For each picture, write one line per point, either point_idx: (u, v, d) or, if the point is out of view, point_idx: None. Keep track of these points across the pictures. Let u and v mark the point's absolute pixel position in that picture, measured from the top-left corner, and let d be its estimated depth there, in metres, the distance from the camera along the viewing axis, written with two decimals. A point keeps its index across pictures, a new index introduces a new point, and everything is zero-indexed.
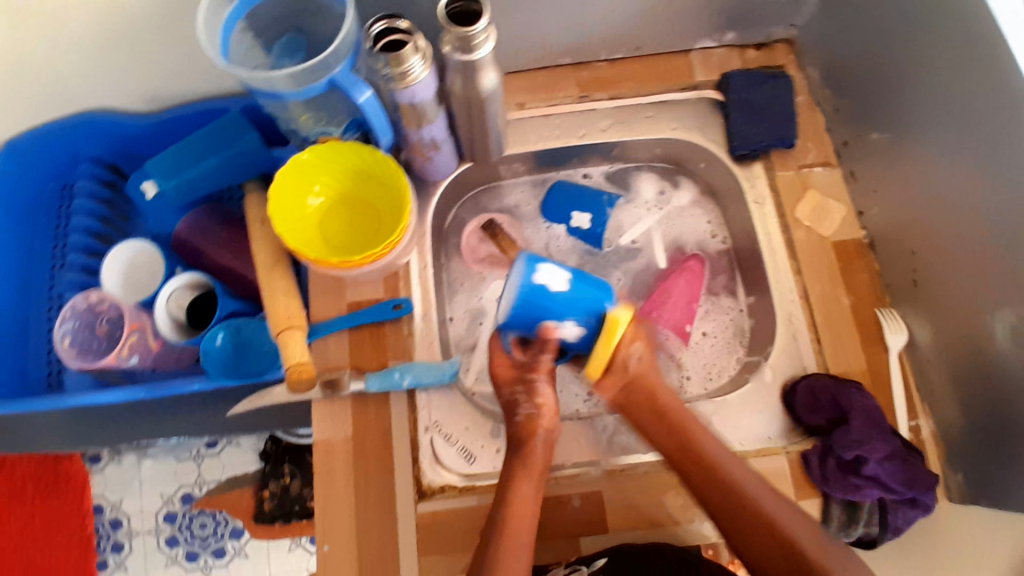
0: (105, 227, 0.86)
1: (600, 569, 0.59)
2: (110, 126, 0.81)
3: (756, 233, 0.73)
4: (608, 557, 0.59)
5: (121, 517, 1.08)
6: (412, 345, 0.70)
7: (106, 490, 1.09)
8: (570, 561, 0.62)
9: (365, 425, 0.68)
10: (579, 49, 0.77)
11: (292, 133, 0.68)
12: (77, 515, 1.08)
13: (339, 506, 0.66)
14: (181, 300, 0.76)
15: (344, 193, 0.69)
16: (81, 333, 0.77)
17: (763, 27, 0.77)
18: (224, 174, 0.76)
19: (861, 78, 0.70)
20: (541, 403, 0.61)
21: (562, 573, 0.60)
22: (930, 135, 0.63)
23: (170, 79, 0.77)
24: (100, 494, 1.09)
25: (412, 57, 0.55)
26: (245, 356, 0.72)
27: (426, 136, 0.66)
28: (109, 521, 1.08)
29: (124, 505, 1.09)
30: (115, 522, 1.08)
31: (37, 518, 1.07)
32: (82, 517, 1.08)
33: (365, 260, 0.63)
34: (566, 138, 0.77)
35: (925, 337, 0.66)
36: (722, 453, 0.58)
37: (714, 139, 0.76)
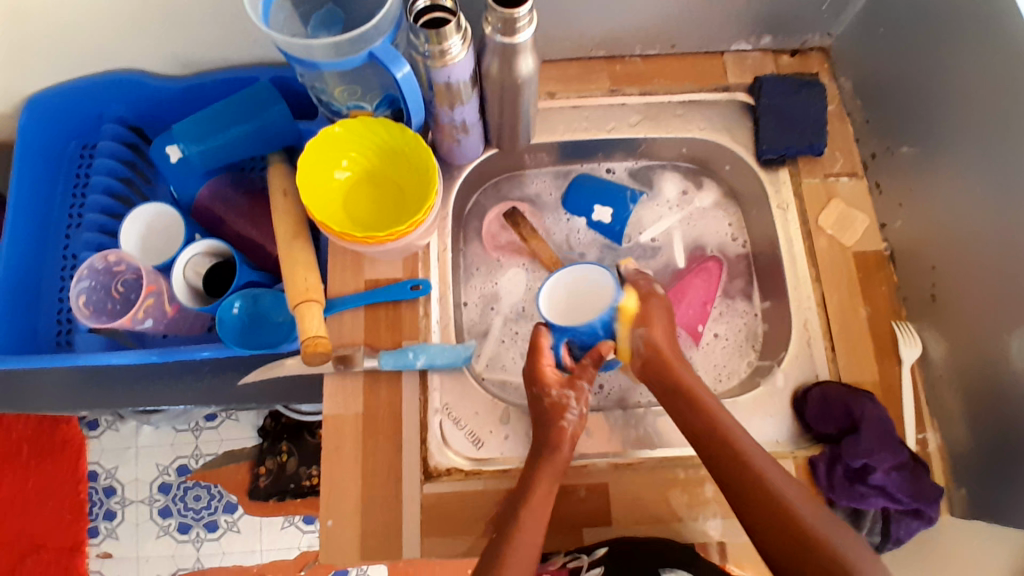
0: (125, 190, 0.86)
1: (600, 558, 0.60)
2: (136, 87, 0.81)
3: (778, 239, 0.73)
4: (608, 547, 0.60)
5: (116, 485, 1.08)
6: (427, 326, 0.70)
7: (101, 457, 1.09)
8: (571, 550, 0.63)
9: (374, 403, 0.68)
10: (614, 42, 0.77)
11: (324, 105, 0.67)
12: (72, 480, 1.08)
13: (343, 482, 0.65)
14: (198, 267, 0.75)
15: (371, 169, 0.69)
16: (96, 293, 0.78)
17: (799, 34, 0.77)
18: (251, 143, 0.76)
19: (895, 90, 0.70)
20: (561, 393, 0.62)
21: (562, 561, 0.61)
22: (961, 151, 0.63)
23: (201, 44, 0.77)
24: (96, 461, 1.09)
25: (453, 36, 0.56)
26: (260, 326, 0.73)
27: (457, 118, 0.66)
28: (104, 487, 1.08)
29: (119, 473, 1.08)
30: (109, 489, 1.08)
31: (34, 479, 1.07)
32: (77, 482, 1.08)
33: (389, 237, 0.63)
34: (594, 130, 0.77)
35: (939, 353, 0.66)
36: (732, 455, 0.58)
37: (741, 142, 0.76)
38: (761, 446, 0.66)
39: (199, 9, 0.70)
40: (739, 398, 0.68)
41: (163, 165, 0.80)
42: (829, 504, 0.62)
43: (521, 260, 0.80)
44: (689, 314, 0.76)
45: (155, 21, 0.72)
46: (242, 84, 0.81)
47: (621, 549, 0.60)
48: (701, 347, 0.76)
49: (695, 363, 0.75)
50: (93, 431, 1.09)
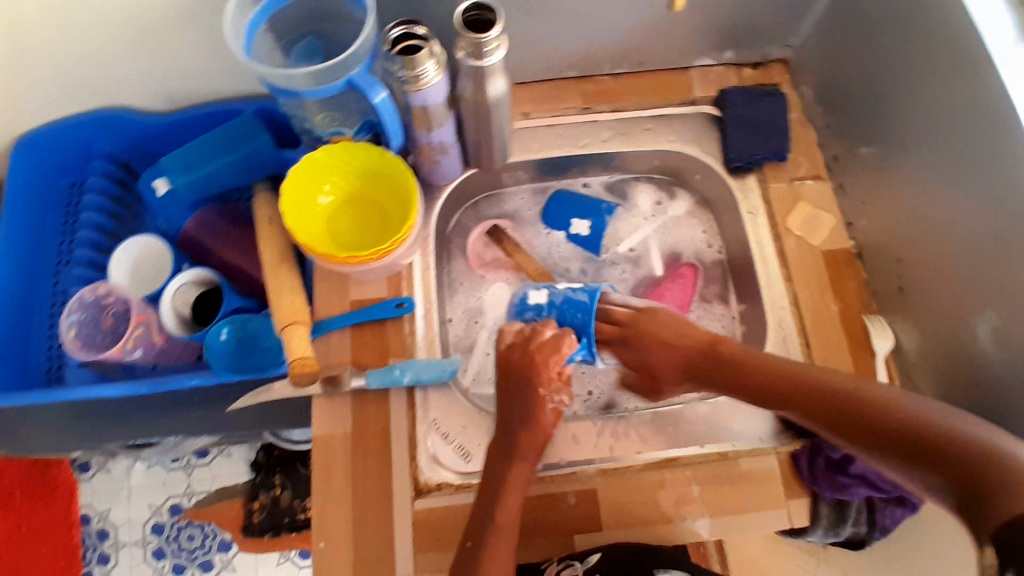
0: (115, 225, 0.88)
1: (594, 564, 0.61)
2: (121, 125, 0.83)
3: (750, 243, 0.76)
4: (603, 552, 0.61)
5: (108, 528, 1.07)
6: (414, 343, 0.71)
7: (92, 500, 1.08)
8: (562, 557, 0.63)
9: (365, 420, 0.68)
10: (584, 62, 0.81)
11: (306, 133, 0.70)
12: (64, 525, 1.06)
13: (336, 502, 0.66)
14: (186, 297, 0.77)
15: (352, 193, 0.71)
16: (87, 326, 0.78)
17: (758, 47, 0.81)
18: (235, 173, 0.78)
19: (852, 95, 0.74)
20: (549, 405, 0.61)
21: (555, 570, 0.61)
22: (918, 148, 0.66)
23: (185, 80, 0.79)
24: (88, 504, 1.08)
25: (426, 62, 0.58)
26: (248, 351, 0.74)
27: (435, 139, 0.69)
28: (96, 531, 1.07)
29: (112, 515, 1.07)
30: (102, 532, 1.07)
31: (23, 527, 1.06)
32: (69, 527, 1.06)
33: (370, 257, 0.64)
34: (568, 147, 0.80)
35: (911, 343, 0.68)
36: None
37: (710, 152, 0.79)
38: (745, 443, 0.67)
39: (182, 44, 0.73)
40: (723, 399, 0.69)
41: (149, 198, 0.82)
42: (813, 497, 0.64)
43: (504, 276, 0.82)
44: None
45: (140, 59, 0.74)
46: (224, 117, 0.83)
47: (616, 554, 0.61)
48: None
49: None
50: (85, 473, 1.08)
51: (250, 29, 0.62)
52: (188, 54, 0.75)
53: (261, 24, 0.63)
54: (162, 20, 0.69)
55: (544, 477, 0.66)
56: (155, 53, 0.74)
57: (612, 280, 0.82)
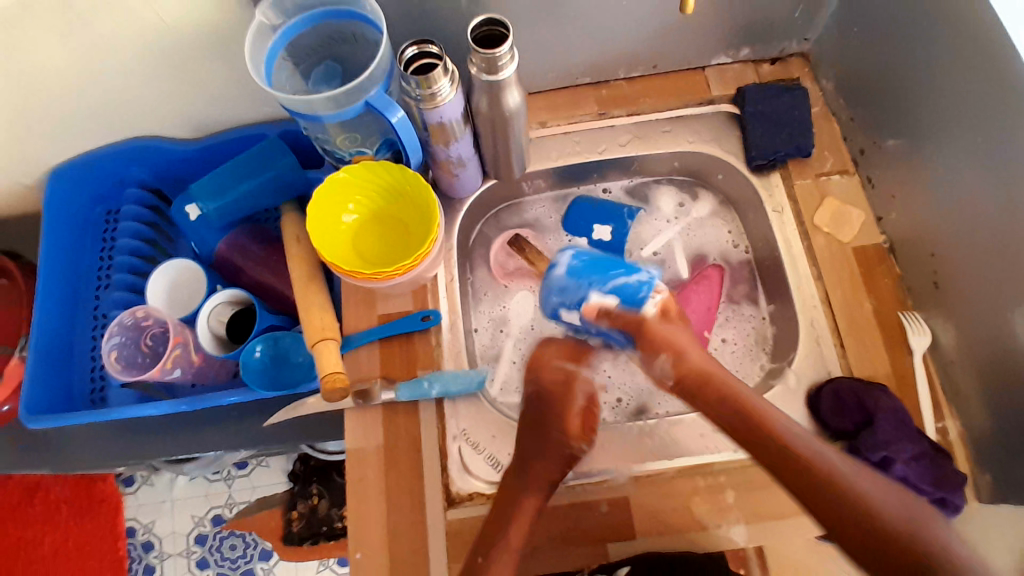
0: (151, 250, 0.92)
1: None
2: (154, 153, 0.87)
3: (776, 241, 0.75)
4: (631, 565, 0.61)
5: (153, 539, 1.11)
6: (440, 355, 0.72)
7: (137, 513, 1.12)
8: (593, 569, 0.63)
9: (395, 433, 0.70)
10: (599, 68, 0.80)
11: (329, 155, 0.72)
12: (110, 537, 1.11)
13: (370, 514, 0.67)
14: (222, 316, 0.80)
15: (376, 210, 0.72)
16: (126, 348, 0.81)
17: (776, 43, 0.80)
18: (262, 195, 0.80)
19: (875, 87, 0.72)
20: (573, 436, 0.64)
21: None
22: (946, 138, 0.64)
23: (213, 108, 0.82)
24: (133, 517, 1.12)
25: (441, 79, 0.59)
26: (281, 368, 0.76)
27: (453, 154, 0.70)
28: (142, 542, 1.11)
29: (156, 527, 1.11)
30: (147, 544, 1.11)
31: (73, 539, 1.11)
32: (116, 539, 1.11)
33: (396, 273, 0.65)
34: (586, 154, 0.80)
35: (949, 339, 0.66)
36: None
37: (731, 151, 0.78)
38: None
39: (208, 74, 0.76)
40: None
41: (182, 222, 0.85)
42: None
43: (528, 284, 0.83)
44: (696, 321, 0.77)
45: (170, 90, 0.78)
46: (251, 141, 0.86)
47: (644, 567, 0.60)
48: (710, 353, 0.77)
49: None
50: (129, 487, 1.12)
51: (271, 57, 0.64)
52: (215, 83, 0.78)
53: (281, 51, 0.65)
54: (190, 52, 0.72)
55: (574, 485, 0.66)
56: (183, 84, 0.77)
57: None
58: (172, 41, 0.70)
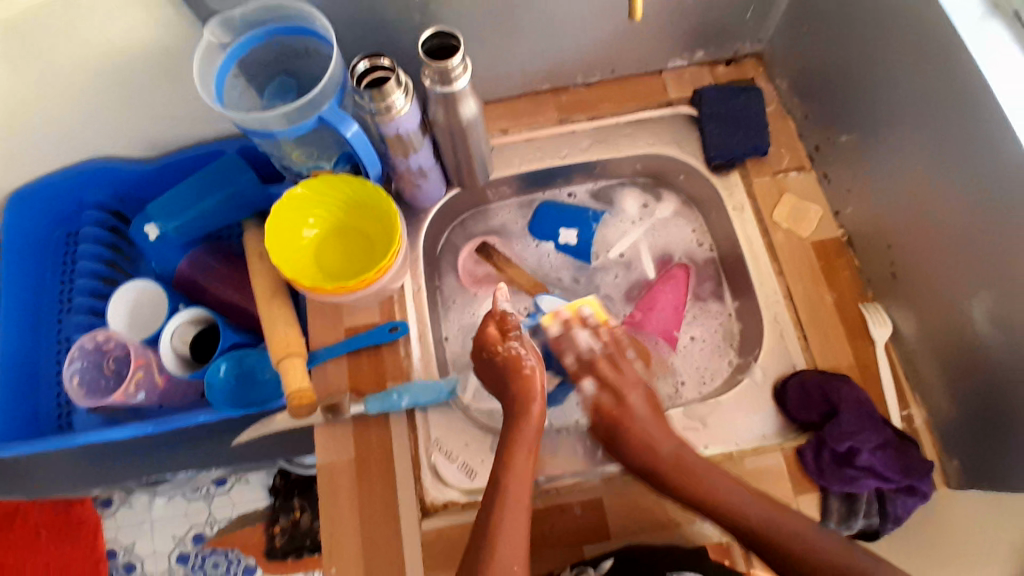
0: (110, 270, 0.90)
1: (608, 570, 0.60)
2: (112, 173, 0.85)
3: (739, 239, 0.76)
4: (615, 557, 0.60)
5: (134, 561, 1.08)
6: (410, 366, 0.72)
7: (118, 534, 1.10)
8: (577, 564, 0.63)
9: (366, 446, 0.69)
10: (557, 75, 0.81)
11: (287, 170, 0.71)
12: (90, 561, 1.08)
13: (343, 530, 0.66)
14: (185, 336, 0.78)
15: (338, 221, 0.72)
16: (89, 372, 0.80)
17: (730, 44, 0.81)
18: (224, 212, 0.79)
19: (826, 86, 0.74)
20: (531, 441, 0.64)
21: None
22: (897, 134, 0.66)
23: (170, 126, 0.81)
24: (113, 539, 1.09)
25: (395, 92, 0.59)
26: (249, 385, 0.75)
27: (414, 165, 0.70)
28: (122, 564, 1.08)
29: (137, 548, 1.09)
30: (129, 566, 1.08)
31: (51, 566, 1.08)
32: (95, 562, 1.08)
33: (359, 285, 0.65)
34: (549, 159, 0.81)
35: (908, 328, 0.68)
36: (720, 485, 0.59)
37: (691, 152, 0.79)
38: (748, 442, 0.67)
39: (164, 92, 0.75)
40: (721, 399, 0.69)
41: (142, 243, 0.83)
42: (822, 492, 0.62)
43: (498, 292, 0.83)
44: (664, 320, 0.78)
45: (126, 110, 0.77)
46: (210, 158, 0.85)
47: (629, 558, 0.60)
48: (678, 351, 0.78)
49: (675, 369, 0.77)
50: (108, 508, 1.10)
51: (221, 75, 0.63)
52: (170, 100, 0.77)
53: (231, 69, 0.64)
54: (142, 71, 0.71)
55: (549, 488, 0.66)
56: (139, 103, 0.76)
57: (604, 287, 0.83)
58: (122, 61, 0.69)
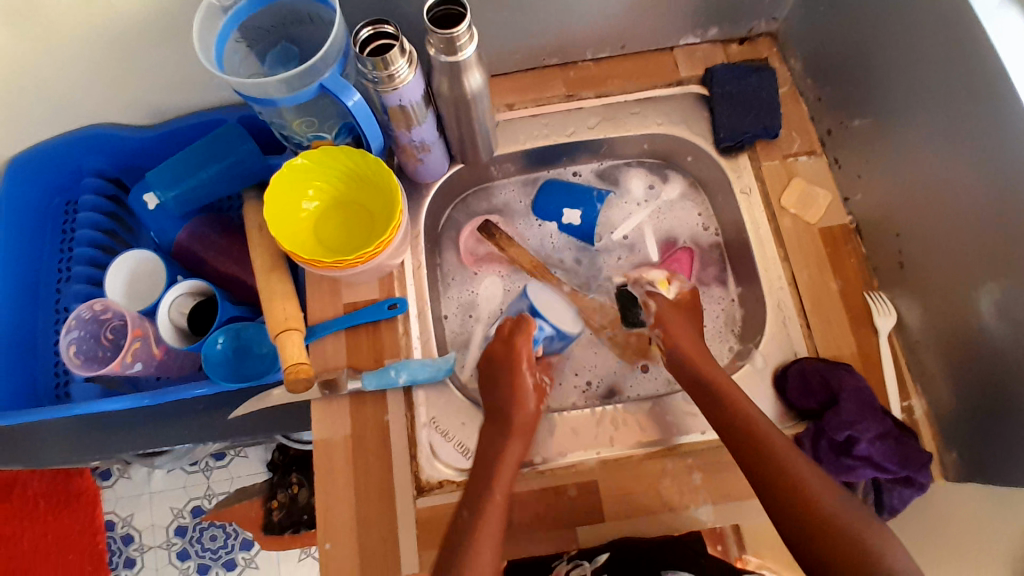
0: (109, 240, 0.89)
1: (603, 564, 0.61)
2: (110, 140, 0.83)
3: (745, 223, 0.74)
4: (610, 553, 0.62)
5: (132, 532, 1.10)
6: (408, 343, 0.71)
7: (116, 507, 1.11)
8: (571, 555, 0.64)
9: (363, 423, 0.69)
10: (566, 49, 0.79)
11: (288, 140, 0.70)
12: (88, 532, 1.09)
13: (339, 505, 0.66)
14: (183, 307, 0.78)
15: (338, 194, 0.71)
16: (87, 342, 0.79)
17: (744, 22, 0.78)
18: (223, 181, 0.78)
19: (842, 66, 0.72)
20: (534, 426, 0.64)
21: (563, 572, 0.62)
22: (912, 117, 0.64)
23: (168, 94, 0.79)
24: (111, 510, 1.10)
25: (399, 60, 0.58)
26: (245, 359, 0.74)
27: (416, 138, 0.68)
28: (121, 536, 1.10)
29: (135, 520, 1.10)
30: (127, 537, 1.10)
31: (49, 535, 1.09)
32: (93, 533, 1.09)
33: (355, 260, 0.63)
34: (554, 136, 0.79)
35: (914, 318, 0.67)
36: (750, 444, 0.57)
37: (699, 133, 0.78)
38: None
39: (162, 59, 0.73)
40: None
41: (142, 212, 0.83)
42: None
43: (499, 272, 0.82)
44: None
45: (125, 77, 0.75)
46: (210, 127, 0.83)
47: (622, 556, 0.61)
48: None
49: None
50: (106, 480, 1.11)
51: (221, 40, 0.62)
52: (168, 67, 0.75)
53: (231, 33, 0.62)
54: (138, 35, 0.69)
55: (545, 470, 0.66)
56: (136, 69, 0.74)
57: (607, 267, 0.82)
58: (118, 25, 0.67)
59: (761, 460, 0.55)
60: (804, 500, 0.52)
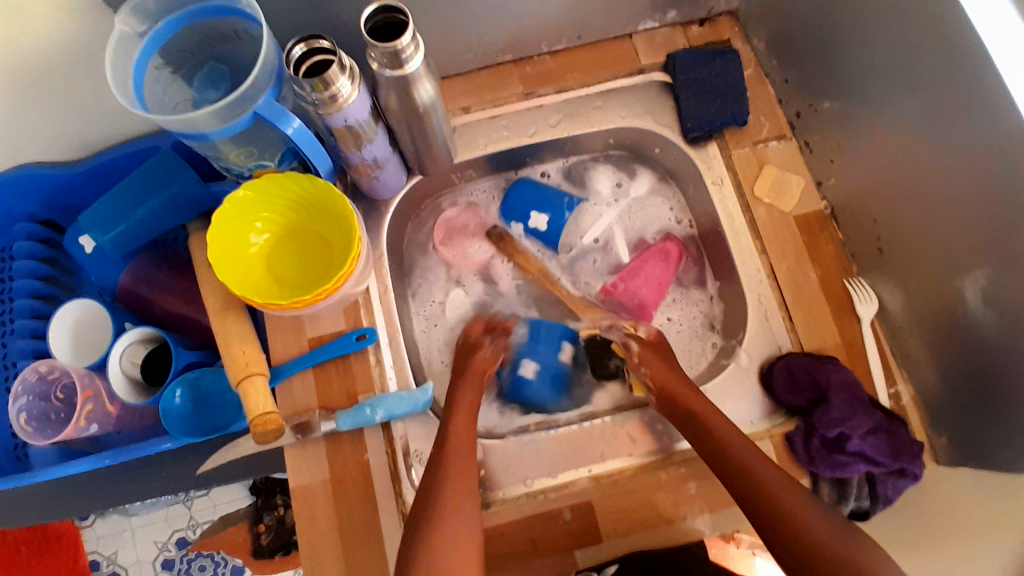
0: (49, 288, 0.81)
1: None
2: (31, 180, 0.75)
3: (719, 216, 0.72)
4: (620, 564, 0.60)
5: (120, 569, 1.04)
6: (381, 374, 0.67)
7: (97, 545, 1.04)
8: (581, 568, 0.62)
9: (342, 464, 0.65)
10: (520, 44, 0.74)
11: (229, 171, 0.64)
12: (72, 574, 1.03)
13: (326, 553, 0.63)
14: (135, 357, 0.71)
15: (290, 225, 0.65)
16: (37, 406, 0.74)
17: (704, 2, 0.75)
18: (162, 216, 0.72)
19: (808, 46, 0.69)
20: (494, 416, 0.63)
21: None
22: (884, 98, 0.62)
23: (89, 126, 0.72)
24: (94, 550, 1.04)
25: (340, 78, 0.52)
26: (207, 409, 0.70)
27: (368, 156, 0.63)
28: (107, 575, 1.04)
29: (120, 557, 1.04)
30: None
31: None
32: None
33: (316, 298, 0.59)
34: (516, 138, 0.75)
35: (895, 303, 0.66)
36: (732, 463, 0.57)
37: (666, 124, 0.74)
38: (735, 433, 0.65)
39: (75, 90, 0.66)
40: (707, 387, 0.68)
41: (78, 256, 0.75)
42: (813, 476, 0.62)
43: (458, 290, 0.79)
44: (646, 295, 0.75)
45: (32, 115, 0.67)
46: (141, 157, 0.76)
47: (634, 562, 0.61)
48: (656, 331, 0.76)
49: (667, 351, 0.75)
50: (86, 519, 1.05)
51: (140, 68, 0.55)
52: (82, 98, 0.67)
53: (151, 59, 0.56)
54: (42, 67, 0.61)
55: (536, 494, 0.65)
56: (46, 103, 0.66)
57: (580, 265, 0.80)
58: (15, 58, 0.59)
59: (744, 481, 0.55)
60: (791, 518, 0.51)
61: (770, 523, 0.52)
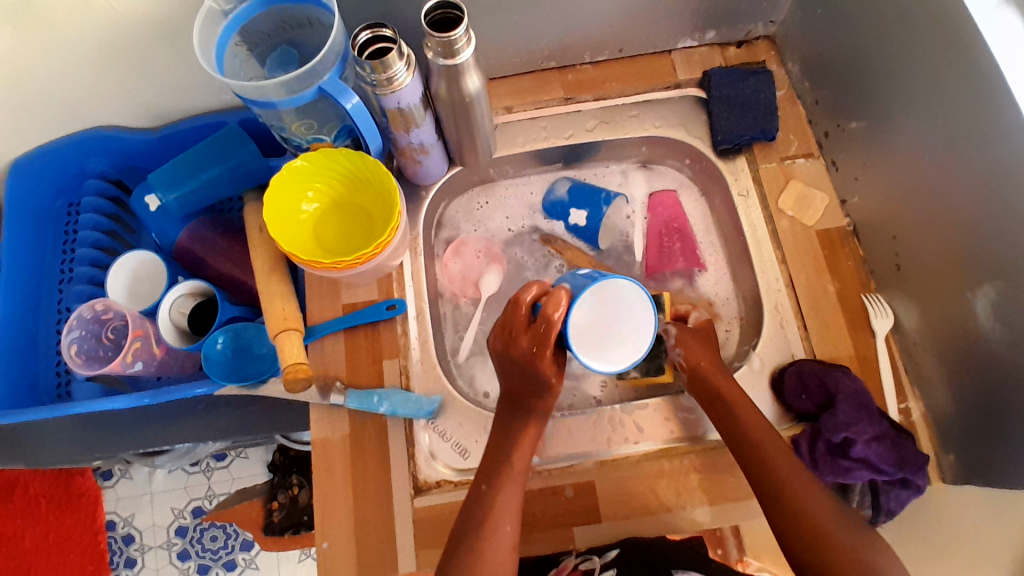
0: (111, 241, 0.89)
1: (612, 560, 0.61)
2: (113, 142, 0.85)
3: (743, 225, 0.75)
4: (620, 548, 0.62)
5: (132, 532, 1.09)
6: (407, 344, 0.72)
7: (117, 506, 1.10)
8: (579, 551, 0.64)
9: (361, 422, 0.69)
10: (564, 52, 0.79)
11: (287, 143, 0.71)
12: (89, 531, 1.09)
13: (338, 505, 0.67)
14: (183, 307, 0.78)
15: (338, 196, 0.71)
16: (88, 342, 0.81)
17: (742, 26, 0.79)
18: (228, 182, 0.78)
19: (838, 70, 0.72)
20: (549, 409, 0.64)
21: (574, 562, 0.62)
22: (910, 119, 0.63)
23: (172, 97, 0.81)
24: (112, 510, 1.10)
25: (397, 63, 0.58)
26: (244, 359, 0.75)
27: (415, 140, 0.69)
28: (121, 535, 1.09)
29: (136, 520, 1.10)
30: (128, 537, 1.09)
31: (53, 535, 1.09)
32: (94, 533, 1.09)
33: (355, 261, 0.64)
34: (554, 138, 0.80)
35: (911, 320, 0.67)
36: (751, 441, 0.60)
37: (697, 135, 0.78)
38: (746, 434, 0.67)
39: (164, 61, 0.74)
40: None
41: (143, 213, 0.83)
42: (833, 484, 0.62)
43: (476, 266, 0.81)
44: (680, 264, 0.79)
45: (127, 81, 0.76)
46: (211, 130, 0.84)
47: (633, 550, 0.62)
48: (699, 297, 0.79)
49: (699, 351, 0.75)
50: (108, 481, 1.10)
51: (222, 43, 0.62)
52: (170, 69, 0.76)
53: (232, 37, 0.63)
54: (140, 39, 0.70)
55: (541, 471, 0.66)
56: (140, 73, 0.75)
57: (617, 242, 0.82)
58: (118, 28, 0.68)
59: (763, 468, 0.58)
60: (795, 504, 0.55)
61: (777, 508, 0.56)
